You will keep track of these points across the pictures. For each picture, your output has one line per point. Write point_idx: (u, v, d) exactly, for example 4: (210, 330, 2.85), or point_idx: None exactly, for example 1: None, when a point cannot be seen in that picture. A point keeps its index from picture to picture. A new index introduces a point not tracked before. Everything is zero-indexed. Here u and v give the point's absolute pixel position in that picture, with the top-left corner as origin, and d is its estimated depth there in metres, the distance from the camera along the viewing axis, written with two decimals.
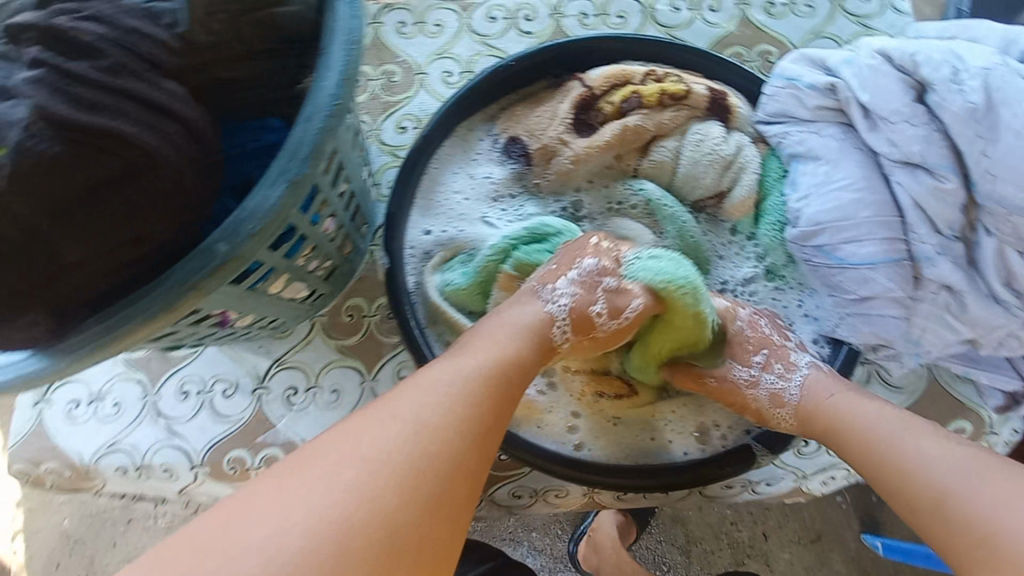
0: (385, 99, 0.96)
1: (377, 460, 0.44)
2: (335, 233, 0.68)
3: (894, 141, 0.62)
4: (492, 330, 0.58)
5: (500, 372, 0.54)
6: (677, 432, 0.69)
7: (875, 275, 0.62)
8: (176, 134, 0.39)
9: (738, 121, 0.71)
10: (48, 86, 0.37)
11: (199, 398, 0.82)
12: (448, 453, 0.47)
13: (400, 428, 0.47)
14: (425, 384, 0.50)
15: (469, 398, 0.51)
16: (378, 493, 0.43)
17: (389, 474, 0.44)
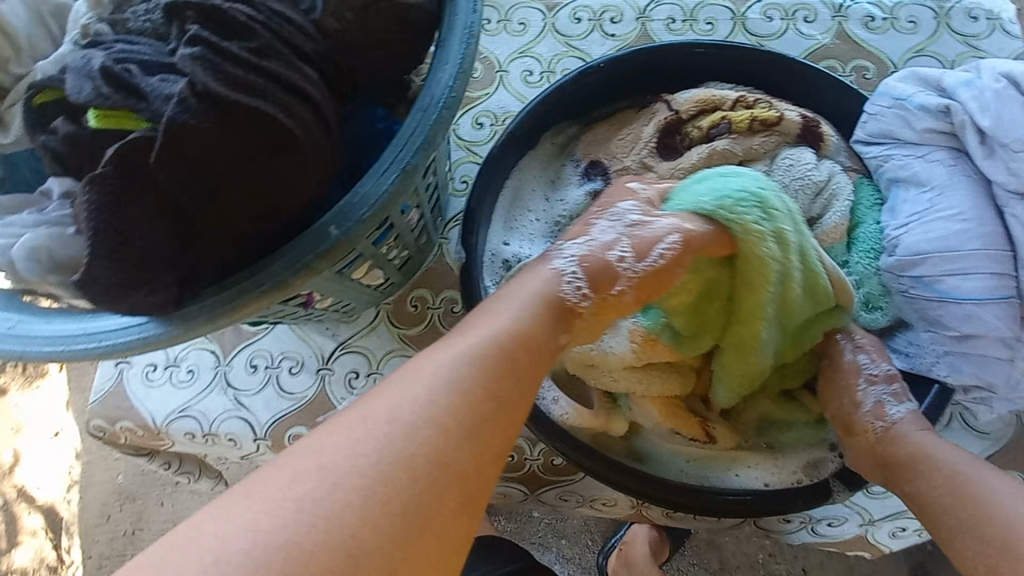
0: (465, 94, 0.97)
1: (409, 420, 0.43)
2: (416, 225, 0.69)
3: (1014, 170, 0.58)
4: (517, 294, 0.53)
5: (532, 335, 0.51)
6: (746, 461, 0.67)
7: (981, 312, 0.59)
8: (305, 114, 0.39)
9: (830, 149, 0.70)
10: (201, 64, 0.39)
11: (266, 373, 0.85)
12: (479, 416, 0.45)
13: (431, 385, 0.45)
14: (453, 348, 0.48)
15: (499, 365, 0.48)
16: (414, 455, 0.42)
17: (423, 436, 0.42)
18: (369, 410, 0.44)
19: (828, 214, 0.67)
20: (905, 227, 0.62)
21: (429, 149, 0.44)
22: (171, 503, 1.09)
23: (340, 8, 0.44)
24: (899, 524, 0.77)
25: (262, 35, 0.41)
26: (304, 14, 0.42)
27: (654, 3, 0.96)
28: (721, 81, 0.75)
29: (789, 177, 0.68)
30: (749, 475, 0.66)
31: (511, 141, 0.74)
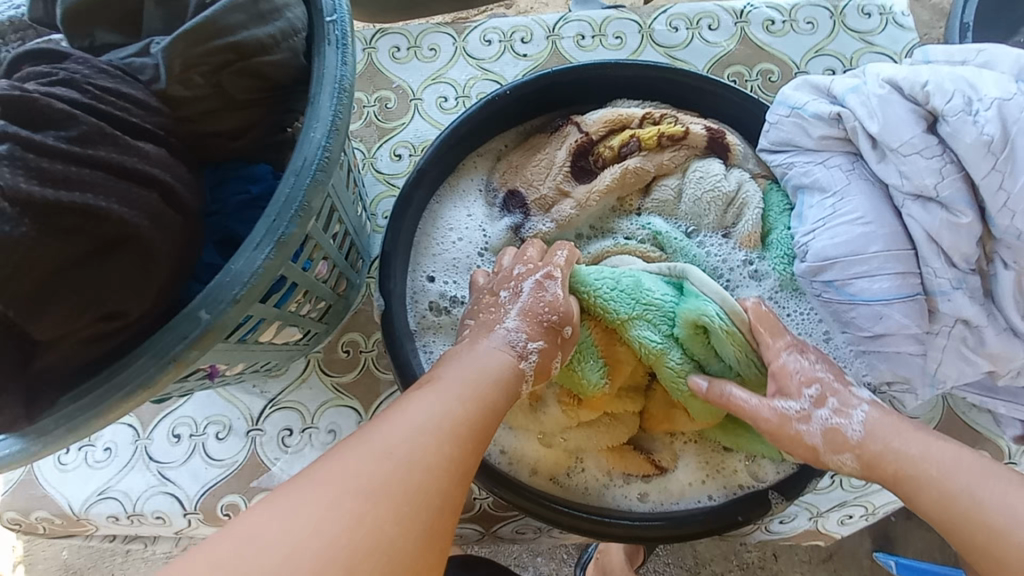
0: (380, 125, 0.95)
1: (371, 485, 0.43)
2: (328, 277, 0.66)
3: (905, 173, 0.59)
4: (464, 366, 0.55)
5: (482, 392, 0.53)
6: (690, 480, 0.66)
7: (890, 312, 0.60)
8: (156, 200, 0.39)
9: (738, 158, 0.72)
10: (8, 162, 0.35)
11: (191, 442, 0.80)
12: (442, 473, 0.46)
13: (388, 447, 0.45)
14: (408, 415, 0.48)
15: (456, 427, 0.49)
16: (379, 521, 0.41)
17: (386, 499, 0.42)
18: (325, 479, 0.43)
19: (740, 224, 0.70)
20: (812, 232, 0.64)
21: (306, 215, 0.42)
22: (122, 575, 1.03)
23: (187, 74, 0.42)
24: (846, 512, 0.78)
25: (83, 120, 0.38)
26: (144, 85, 0.41)
27: (563, 21, 0.97)
28: (623, 98, 0.77)
29: (702, 190, 0.70)
30: (695, 491, 0.66)
31: (425, 179, 0.72)
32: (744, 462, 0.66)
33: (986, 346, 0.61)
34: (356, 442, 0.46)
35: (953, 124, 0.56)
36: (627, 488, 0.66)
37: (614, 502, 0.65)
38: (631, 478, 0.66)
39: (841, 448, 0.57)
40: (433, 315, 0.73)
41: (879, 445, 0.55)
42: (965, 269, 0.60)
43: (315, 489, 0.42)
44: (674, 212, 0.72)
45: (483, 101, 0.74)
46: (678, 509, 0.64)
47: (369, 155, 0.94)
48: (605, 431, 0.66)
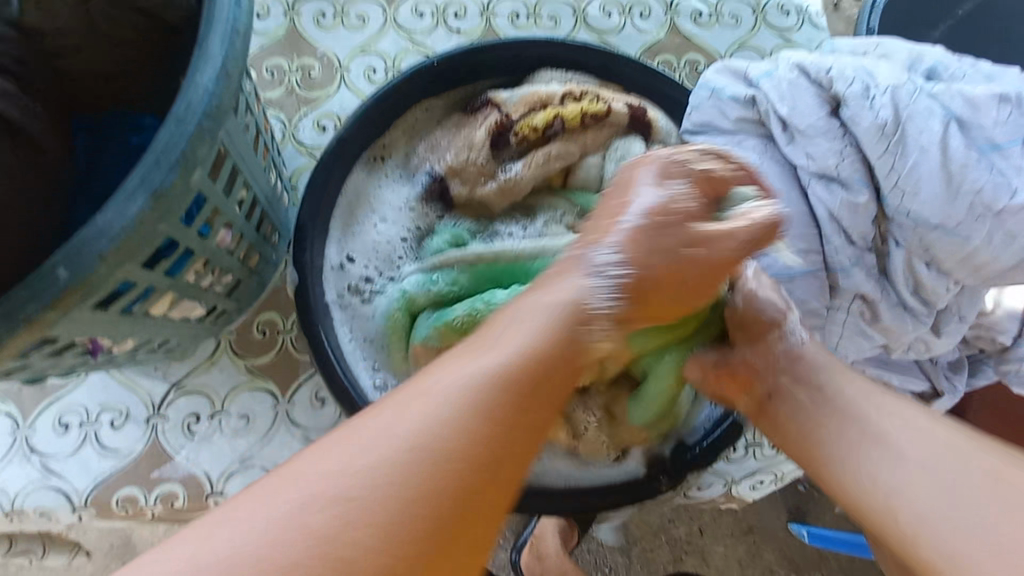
0: (302, 94, 0.90)
1: (380, 473, 0.36)
2: (235, 247, 0.61)
3: (811, 154, 0.61)
4: (518, 324, 0.46)
5: (536, 358, 0.44)
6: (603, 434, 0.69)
7: (792, 287, 0.64)
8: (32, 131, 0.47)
9: (659, 135, 0.74)
10: None
11: (81, 431, 0.73)
12: (462, 466, 0.38)
13: (395, 433, 0.38)
14: (423, 393, 0.40)
15: (472, 412, 0.40)
16: (406, 530, 0.35)
17: (397, 508, 0.36)
18: (303, 477, 0.37)
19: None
20: None
21: (189, 166, 0.38)
22: None
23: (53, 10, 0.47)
24: (758, 478, 0.82)
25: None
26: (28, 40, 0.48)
27: None
28: (549, 66, 0.78)
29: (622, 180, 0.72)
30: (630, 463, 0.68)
31: (343, 154, 0.72)
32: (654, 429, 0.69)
33: (880, 321, 0.65)
34: (396, 394, 0.41)
35: (853, 108, 0.58)
36: (556, 463, 0.68)
37: (552, 476, 0.67)
38: (554, 449, 0.69)
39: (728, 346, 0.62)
40: (361, 304, 0.72)
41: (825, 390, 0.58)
42: (863, 247, 0.63)
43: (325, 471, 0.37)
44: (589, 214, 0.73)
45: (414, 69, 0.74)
46: (604, 487, 0.66)
47: (290, 126, 0.88)
48: None
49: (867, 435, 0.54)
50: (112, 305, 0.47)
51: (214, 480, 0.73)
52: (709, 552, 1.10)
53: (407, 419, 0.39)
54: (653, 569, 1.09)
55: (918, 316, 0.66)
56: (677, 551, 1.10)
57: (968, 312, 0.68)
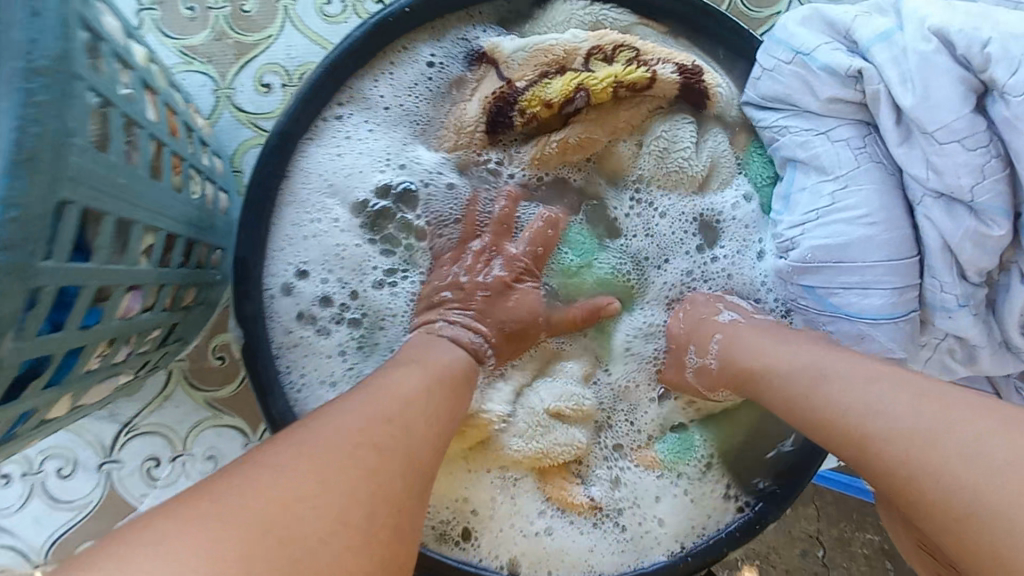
0: (235, 38, 0.68)
1: (315, 474, 0.34)
2: (152, 302, 0.46)
3: (936, 166, 0.44)
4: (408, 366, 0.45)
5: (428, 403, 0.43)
6: (632, 508, 0.55)
7: (874, 333, 0.50)
8: None
9: (717, 110, 0.55)
10: None
11: (26, 482, 0.64)
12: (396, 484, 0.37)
13: (351, 436, 0.37)
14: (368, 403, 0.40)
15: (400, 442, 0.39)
16: (338, 520, 0.33)
17: (353, 471, 0.35)
18: (238, 482, 0.33)
19: (693, 222, 0.56)
20: (801, 226, 0.51)
21: None
22: None
23: None
24: None
25: None
26: None
27: None
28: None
29: (662, 177, 0.55)
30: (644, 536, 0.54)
31: (285, 149, 0.52)
32: (694, 507, 0.55)
33: (976, 363, 0.53)
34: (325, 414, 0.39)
35: (1013, 108, 0.41)
36: (578, 554, 0.53)
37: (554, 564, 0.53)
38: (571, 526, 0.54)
39: (717, 388, 0.53)
40: (317, 337, 0.54)
41: (749, 359, 0.50)
42: (977, 283, 0.48)
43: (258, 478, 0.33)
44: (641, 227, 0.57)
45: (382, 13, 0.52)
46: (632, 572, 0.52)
47: (223, 86, 0.67)
48: (551, 448, 0.53)
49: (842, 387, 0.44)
50: None
51: None
52: None
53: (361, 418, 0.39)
54: None
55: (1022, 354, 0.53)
56: None
57: None
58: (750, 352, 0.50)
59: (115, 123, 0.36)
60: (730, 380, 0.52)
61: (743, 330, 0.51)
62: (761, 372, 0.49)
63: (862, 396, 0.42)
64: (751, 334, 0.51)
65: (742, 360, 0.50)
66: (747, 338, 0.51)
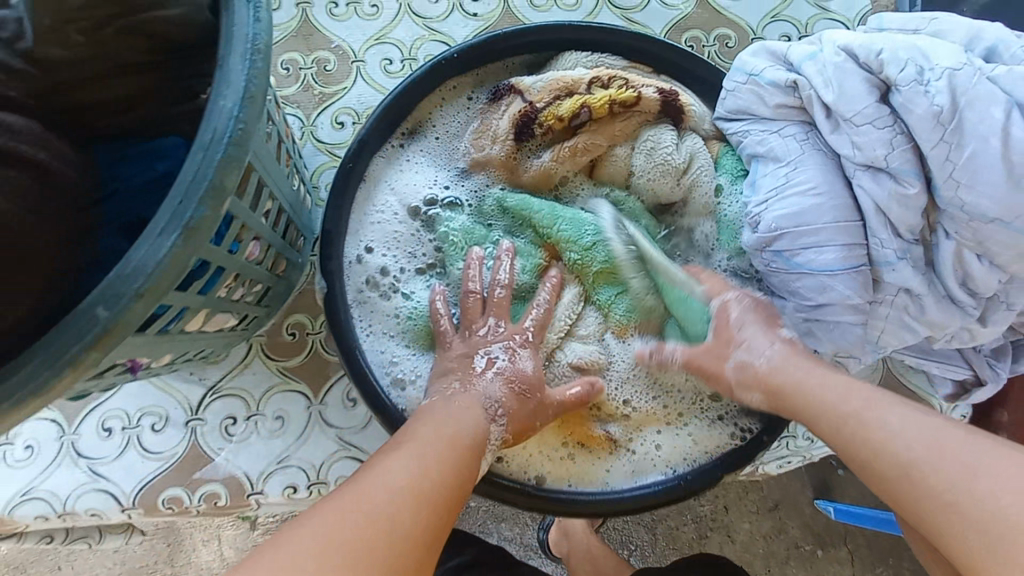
0: (319, 90, 0.88)
1: (365, 503, 0.46)
2: (262, 257, 0.61)
3: (858, 144, 0.58)
4: (439, 413, 0.57)
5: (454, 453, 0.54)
6: (643, 443, 0.67)
7: (833, 283, 0.61)
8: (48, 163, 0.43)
9: (693, 122, 0.70)
10: None
11: (125, 435, 0.75)
12: (429, 510, 0.48)
13: (392, 483, 0.48)
14: (397, 455, 0.51)
15: (431, 481, 0.50)
16: (379, 550, 0.44)
17: (389, 514, 0.46)
18: (314, 518, 0.44)
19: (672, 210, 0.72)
20: (766, 203, 0.63)
21: (219, 197, 0.37)
22: (70, 568, 1.02)
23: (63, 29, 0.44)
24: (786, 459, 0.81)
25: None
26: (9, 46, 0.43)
27: None
28: (571, 50, 0.74)
29: (653, 169, 0.68)
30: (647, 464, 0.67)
31: (364, 155, 0.69)
32: (693, 444, 0.67)
33: (926, 314, 0.63)
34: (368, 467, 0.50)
35: (906, 94, 0.55)
36: (595, 477, 0.66)
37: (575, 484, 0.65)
38: (592, 455, 0.66)
39: (750, 386, 0.62)
40: (380, 298, 0.69)
41: (790, 386, 0.59)
42: (910, 240, 0.60)
43: (325, 510, 0.45)
44: (637, 211, 0.71)
45: (436, 59, 0.71)
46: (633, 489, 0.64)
47: (308, 124, 0.86)
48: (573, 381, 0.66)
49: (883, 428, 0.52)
50: (149, 329, 0.47)
51: (254, 479, 0.75)
52: (734, 528, 1.08)
53: (398, 468, 0.50)
54: (679, 545, 1.08)
55: (966, 308, 0.62)
56: (703, 527, 1.08)
57: (1018, 300, 0.62)
58: (792, 372, 0.59)
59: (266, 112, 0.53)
60: (764, 381, 0.61)
61: (783, 365, 0.60)
62: (808, 408, 0.57)
63: (898, 437, 0.51)
64: (798, 368, 0.59)
65: (791, 393, 0.59)
66: (784, 365, 0.60)
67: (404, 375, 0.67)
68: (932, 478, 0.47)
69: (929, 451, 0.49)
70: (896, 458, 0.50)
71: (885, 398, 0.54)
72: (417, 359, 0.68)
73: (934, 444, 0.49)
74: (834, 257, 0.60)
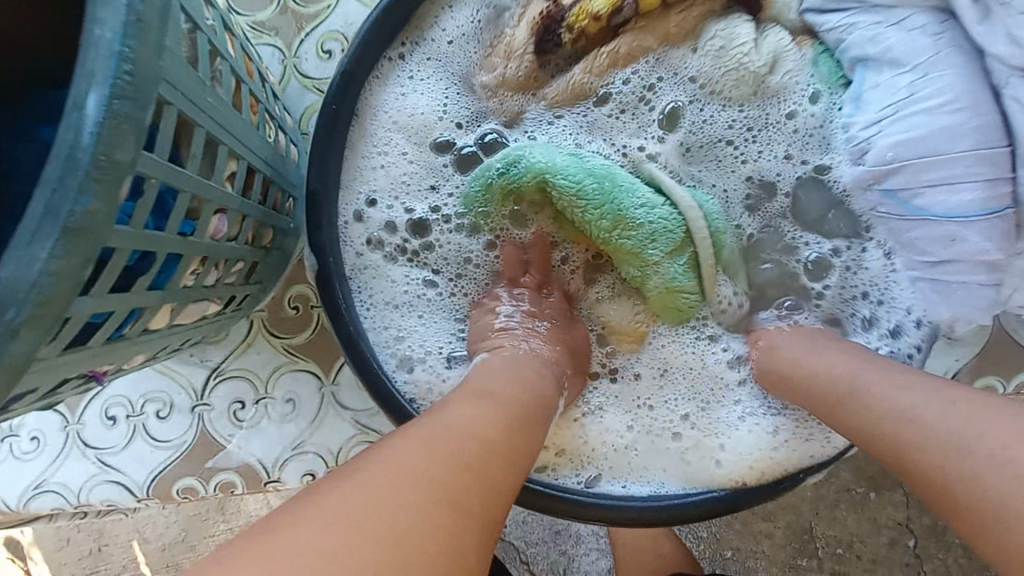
0: (298, 10, 0.72)
1: (419, 459, 0.40)
2: (236, 232, 0.50)
3: (1019, 38, 0.45)
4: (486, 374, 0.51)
5: (510, 411, 0.47)
6: (688, 433, 0.57)
7: (966, 232, 0.49)
8: None
9: (775, 10, 0.53)
10: None
11: (130, 423, 0.70)
12: (490, 467, 0.42)
13: (443, 434, 0.42)
14: (443, 411, 0.45)
15: (487, 435, 0.44)
16: (440, 505, 0.38)
17: (450, 467, 0.40)
18: (369, 476, 0.39)
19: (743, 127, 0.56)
20: (877, 124, 0.51)
21: (114, 176, 0.26)
22: None
23: None
24: None
25: None
26: None
27: None
28: None
29: (723, 77, 0.54)
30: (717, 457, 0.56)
31: (352, 86, 0.54)
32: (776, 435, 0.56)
33: None
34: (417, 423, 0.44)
35: None
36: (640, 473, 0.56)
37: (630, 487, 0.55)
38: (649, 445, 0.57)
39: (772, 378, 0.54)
40: (385, 264, 0.59)
41: (786, 371, 0.53)
42: None
43: (381, 466, 0.40)
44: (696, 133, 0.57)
45: None
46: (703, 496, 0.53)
47: (290, 55, 0.72)
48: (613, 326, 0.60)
49: (862, 401, 0.47)
50: (92, 341, 0.37)
51: (270, 467, 0.70)
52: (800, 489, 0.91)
53: (448, 421, 0.44)
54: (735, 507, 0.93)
55: None
56: None
57: None
58: (794, 354, 0.53)
59: (204, 42, 0.40)
60: (783, 390, 0.53)
61: (784, 340, 0.54)
62: (805, 388, 0.51)
63: (867, 393, 0.47)
64: (792, 341, 0.54)
65: (787, 374, 0.53)
66: (795, 354, 0.53)
67: (411, 352, 0.58)
68: (916, 436, 0.43)
69: (912, 416, 0.44)
70: (882, 428, 0.45)
71: (883, 364, 0.49)
72: (428, 333, 0.59)
73: (914, 403, 0.44)
74: (969, 188, 0.48)
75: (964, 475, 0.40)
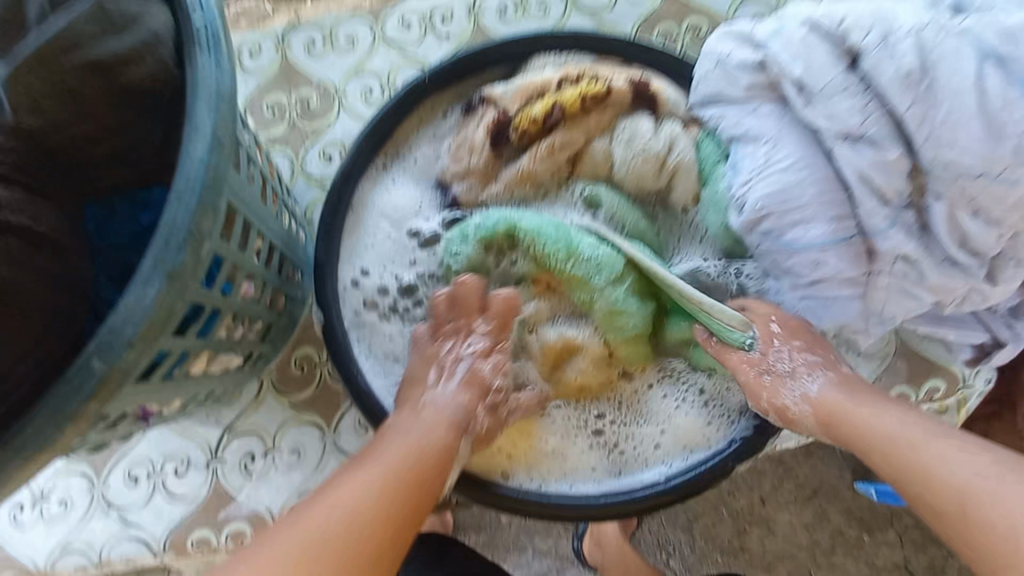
0: (304, 126, 0.90)
1: (339, 501, 0.54)
2: (259, 295, 0.63)
3: (832, 114, 0.59)
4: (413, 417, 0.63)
5: (427, 452, 0.60)
6: (626, 441, 0.71)
7: (827, 258, 0.62)
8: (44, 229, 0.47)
9: (668, 107, 0.70)
10: None
11: (150, 481, 0.77)
12: (399, 501, 0.56)
13: (363, 478, 0.56)
14: (371, 456, 0.58)
15: (398, 477, 0.57)
16: (356, 535, 0.52)
17: (364, 508, 0.54)
18: (300, 519, 0.52)
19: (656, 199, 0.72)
20: (749, 184, 0.63)
21: (198, 241, 0.39)
22: None
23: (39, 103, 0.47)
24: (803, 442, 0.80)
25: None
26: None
27: None
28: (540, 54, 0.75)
29: (634, 160, 0.69)
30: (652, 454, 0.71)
31: (350, 182, 0.71)
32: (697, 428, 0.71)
33: (927, 279, 0.62)
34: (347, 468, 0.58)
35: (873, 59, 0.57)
36: (587, 474, 0.70)
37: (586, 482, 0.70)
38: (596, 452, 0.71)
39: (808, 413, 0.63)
40: (379, 321, 0.71)
41: (840, 415, 0.61)
42: (901, 205, 0.60)
43: (309, 511, 0.53)
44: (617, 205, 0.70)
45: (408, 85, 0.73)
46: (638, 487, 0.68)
47: (298, 160, 0.89)
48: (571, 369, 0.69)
49: (921, 448, 0.54)
50: (154, 376, 0.48)
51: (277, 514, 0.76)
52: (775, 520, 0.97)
53: (366, 470, 0.57)
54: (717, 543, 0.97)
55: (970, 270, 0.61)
56: (739, 521, 0.97)
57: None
58: (843, 402, 0.61)
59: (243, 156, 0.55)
60: (824, 422, 0.62)
61: (832, 392, 0.62)
62: (860, 431, 0.59)
63: (927, 448, 0.54)
64: (841, 394, 0.62)
65: (844, 418, 0.60)
66: (834, 402, 0.62)
67: None
68: (960, 487, 0.51)
69: (967, 470, 0.51)
70: (935, 475, 0.52)
71: (927, 417, 0.57)
72: None
73: (962, 457, 0.52)
74: (819, 224, 0.61)
75: (1006, 530, 0.47)
